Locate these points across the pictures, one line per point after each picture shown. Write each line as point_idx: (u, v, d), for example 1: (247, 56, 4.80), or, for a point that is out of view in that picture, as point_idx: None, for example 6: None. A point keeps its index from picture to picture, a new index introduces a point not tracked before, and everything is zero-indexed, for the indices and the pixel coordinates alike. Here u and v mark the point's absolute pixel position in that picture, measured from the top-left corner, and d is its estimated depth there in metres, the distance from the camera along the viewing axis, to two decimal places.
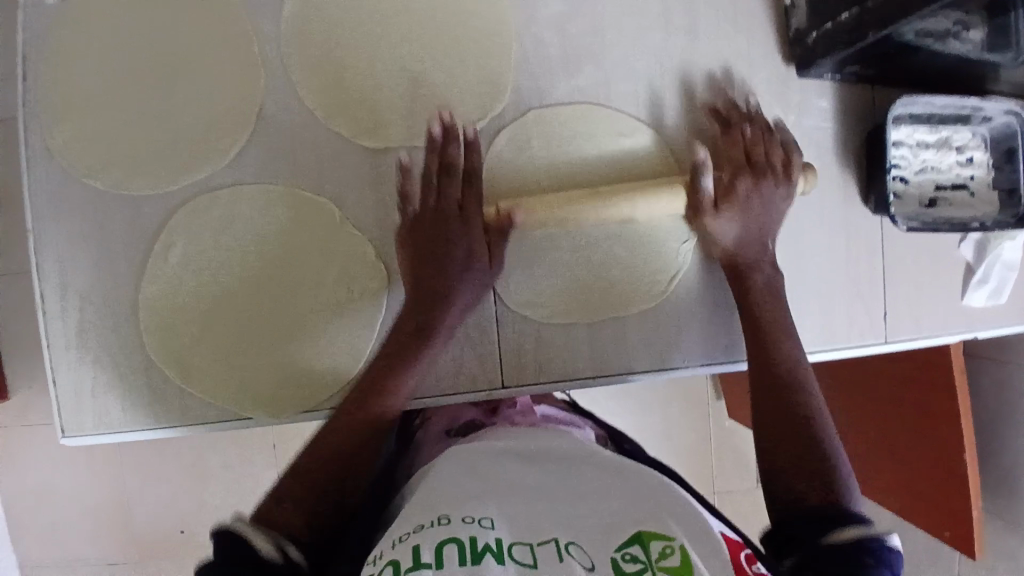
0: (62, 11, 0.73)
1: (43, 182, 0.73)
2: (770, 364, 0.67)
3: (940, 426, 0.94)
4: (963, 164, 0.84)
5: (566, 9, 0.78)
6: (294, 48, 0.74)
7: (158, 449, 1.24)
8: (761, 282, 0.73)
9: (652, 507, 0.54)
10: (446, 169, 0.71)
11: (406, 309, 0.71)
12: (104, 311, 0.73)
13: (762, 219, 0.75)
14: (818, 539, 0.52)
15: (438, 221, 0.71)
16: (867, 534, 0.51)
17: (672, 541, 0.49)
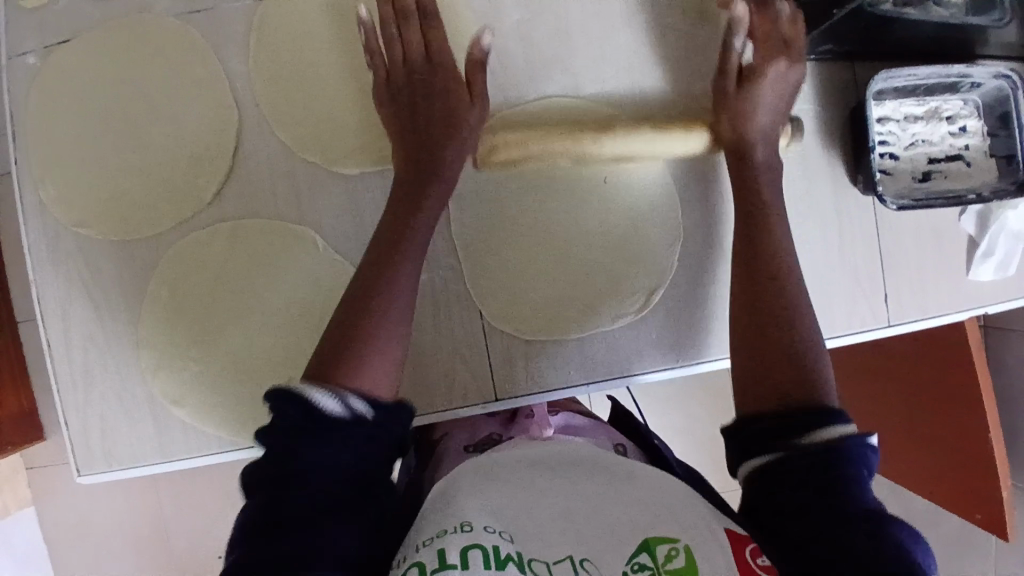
0: (43, 70, 0.77)
1: (40, 235, 0.76)
2: (753, 252, 0.67)
3: (962, 409, 0.90)
4: (956, 134, 0.80)
5: (528, 19, 0.78)
6: (264, 85, 0.76)
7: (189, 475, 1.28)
8: (780, 237, 0.68)
9: (663, 508, 0.54)
10: (426, 70, 0.71)
11: (397, 143, 0.71)
12: (107, 355, 0.76)
13: (783, 96, 0.73)
14: (797, 441, 0.53)
15: (425, 114, 0.70)
16: (844, 434, 0.52)
17: (678, 542, 0.51)
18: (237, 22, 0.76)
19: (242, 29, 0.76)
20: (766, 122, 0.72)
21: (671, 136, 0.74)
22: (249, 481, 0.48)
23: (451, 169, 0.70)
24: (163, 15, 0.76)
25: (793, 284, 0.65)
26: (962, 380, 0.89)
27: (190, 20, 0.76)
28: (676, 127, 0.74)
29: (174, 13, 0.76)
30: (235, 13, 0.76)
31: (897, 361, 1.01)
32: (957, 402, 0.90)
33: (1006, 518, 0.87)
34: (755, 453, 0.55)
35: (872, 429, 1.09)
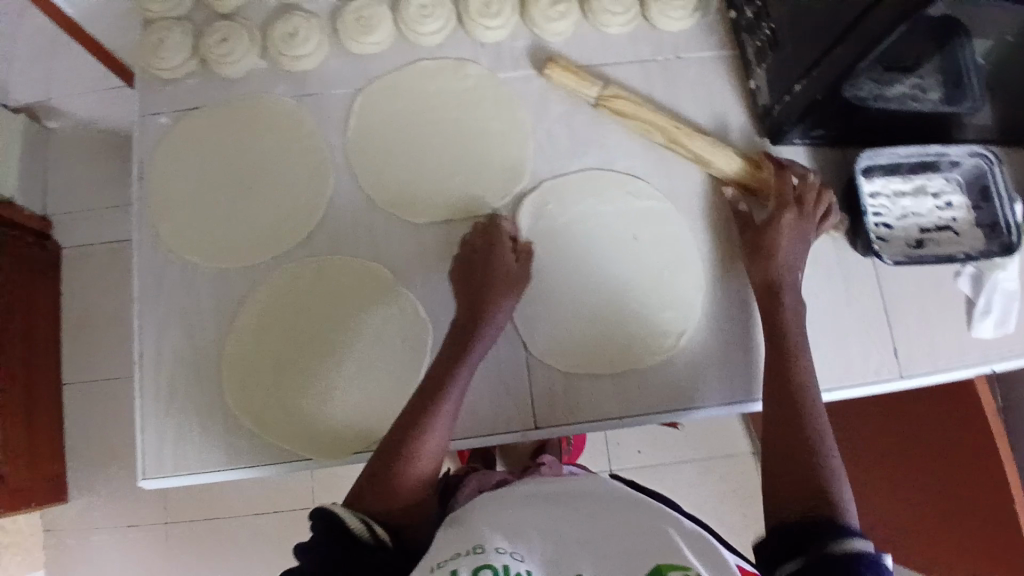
0: (176, 133, 0.94)
1: (151, 263, 0.89)
2: (779, 378, 0.76)
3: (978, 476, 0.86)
4: (942, 208, 0.92)
5: (570, 109, 0.96)
6: (356, 151, 0.93)
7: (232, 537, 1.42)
8: (802, 368, 0.76)
9: (671, 539, 0.59)
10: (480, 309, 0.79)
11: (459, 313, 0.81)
12: (190, 369, 0.86)
13: (799, 245, 0.84)
14: (828, 547, 0.57)
15: (479, 275, 0.82)
16: (865, 549, 0.56)
17: (689, 571, 0.55)
18: (339, 104, 0.95)
19: (343, 109, 0.95)
20: (787, 258, 0.83)
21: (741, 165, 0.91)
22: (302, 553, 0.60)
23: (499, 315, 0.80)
24: (280, 97, 0.95)
25: (825, 440, 0.70)
26: (975, 441, 0.87)
27: (302, 101, 0.95)
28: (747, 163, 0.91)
29: (289, 95, 0.95)
30: (338, 97, 0.95)
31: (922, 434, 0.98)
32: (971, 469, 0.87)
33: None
34: (791, 561, 0.59)
35: (891, 511, 1.05)
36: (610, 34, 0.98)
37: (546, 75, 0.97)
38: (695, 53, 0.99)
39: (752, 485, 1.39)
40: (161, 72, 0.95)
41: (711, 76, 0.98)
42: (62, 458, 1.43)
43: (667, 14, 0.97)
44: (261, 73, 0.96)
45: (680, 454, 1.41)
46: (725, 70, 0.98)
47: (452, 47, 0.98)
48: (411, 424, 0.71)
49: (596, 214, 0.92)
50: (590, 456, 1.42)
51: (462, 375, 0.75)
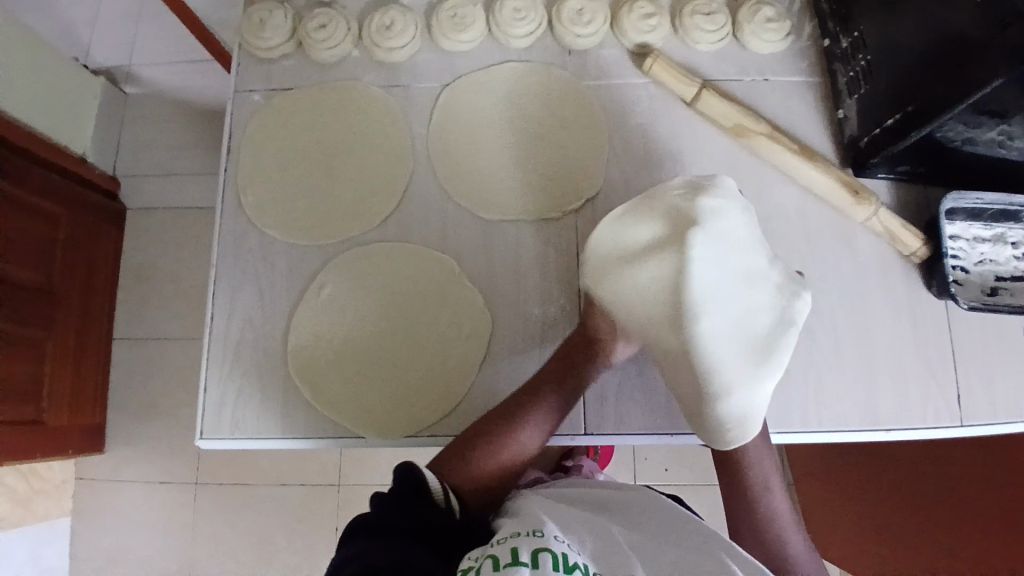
0: (268, 109, 0.98)
1: (230, 230, 0.93)
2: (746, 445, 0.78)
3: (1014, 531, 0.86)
4: (1022, 257, 0.90)
5: (650, 122, 0.97)
6: (438, 142, 0.95)
7: (260, 505, 1.46)
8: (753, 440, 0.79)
9: (725, 564, 0.59)
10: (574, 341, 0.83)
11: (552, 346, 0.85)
12: (257, 335, 0.89)
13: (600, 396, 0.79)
14: None
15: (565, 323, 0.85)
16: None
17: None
18: (426, 96, 0.97)
19: (429, 102, 0.97)
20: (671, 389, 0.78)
21: (833, 182, 0.90)
22: (381, 498, 0.64)
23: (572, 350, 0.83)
24: (369, 84, 0.98)
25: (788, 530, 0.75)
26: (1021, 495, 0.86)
27: (390, 90, 0.98)
28: (841, 180, 0.90)
29: (378, 83, 0.98)
30: (426, 89, 0.98)
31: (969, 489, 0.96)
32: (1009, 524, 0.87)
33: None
34: None
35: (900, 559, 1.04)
36: (698, 52, 0.99)
37: (629, 86, 0.98)
38: (781, 78, 0.99)
39: None
40: (260, 51, 0.99)
41: (796, 102, 0.98)
42: (102, 409, 1.49)
43: (759, 35, 0.97)
44: (354, 60, 1.00)
45: (709, 479, 1.40)
46: (811, 97, 0.98)
47: (540, 52, 1.00)
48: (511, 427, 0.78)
49: None
50: (617, 469, 1.42)
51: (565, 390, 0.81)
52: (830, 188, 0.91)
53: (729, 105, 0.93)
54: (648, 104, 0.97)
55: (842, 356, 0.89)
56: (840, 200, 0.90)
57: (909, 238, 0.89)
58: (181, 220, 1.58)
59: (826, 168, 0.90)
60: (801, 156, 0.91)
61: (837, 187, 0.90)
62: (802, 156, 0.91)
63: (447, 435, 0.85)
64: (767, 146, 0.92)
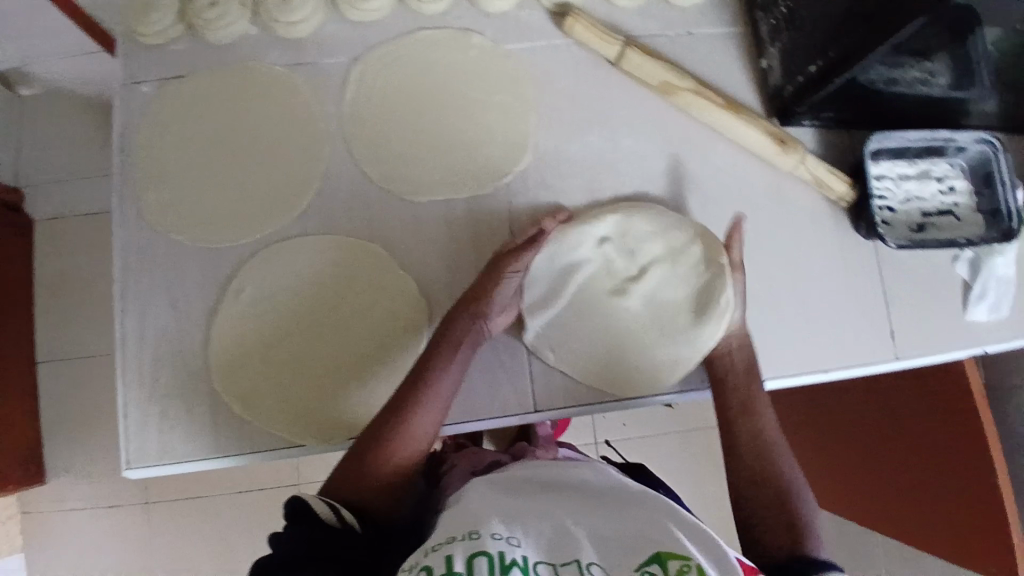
0: (159, 101, 0.89)
1: (133, 239, 0.86)
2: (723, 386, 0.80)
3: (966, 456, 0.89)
4: (946, 192, 0.92)
5: (576, 84, 0.93)
6: (352, 124, 0.89)
7: (217, 517, 1.41)
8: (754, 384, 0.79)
9: (670, 533, 0.60)
10: (471, 303, 0.79)
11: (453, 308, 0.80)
12: (177, 350, 0.83)
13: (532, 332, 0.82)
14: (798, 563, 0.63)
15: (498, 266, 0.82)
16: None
17: (689, 560, 0.55)
18: (335, 74, 0.90)
19: (338, 80, 0.90)
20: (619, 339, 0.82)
21: (760, 133, 0.89)
22: (274, 540, 0.60)
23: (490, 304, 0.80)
24: (270, 64, 0.90)
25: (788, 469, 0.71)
26: (968, 419, 0.89)
27: (295, 70, 0.90)
28: (768, 131, 0.89)
29: (280, 63, 0.90)
30: (334, 66, 0.90)
31: (910, 412, 1.02)
32: (962, 449, 0.90)
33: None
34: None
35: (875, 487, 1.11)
36: (620, 6, 0.95)
37: (551, 48, 0.93)
38: (706, 29, 0.96)
39: None
40: (145, 37, 0.89)
41: (721, 53, 0.95)
42: (38, 439, 1.39)
43: None
44: (251, 38, 0.91)
45: (668, 433, 1.43)
46: (735, 46, 0.96)
47: (455, 16, 0.93)
48: (404, 411, 0.71)
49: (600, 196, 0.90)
50: (579, 435, 1.42)
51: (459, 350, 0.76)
52: (757, 140, 0.90)
53: (654, 63, 0.90)
54: (573, 65, 0.93)
55: (778, 306, 0.89)
56: (767, 151, 0.90)
57: (836, 183, 0.89)
58: (92, 227, 1.45)
59: (752, 120, 0.89)
60: (729, 111, 0.89)
61: (762, 142, 0.89)
62: (729, 111, 0.89)
63: None
64: (694, 103, 0.90)
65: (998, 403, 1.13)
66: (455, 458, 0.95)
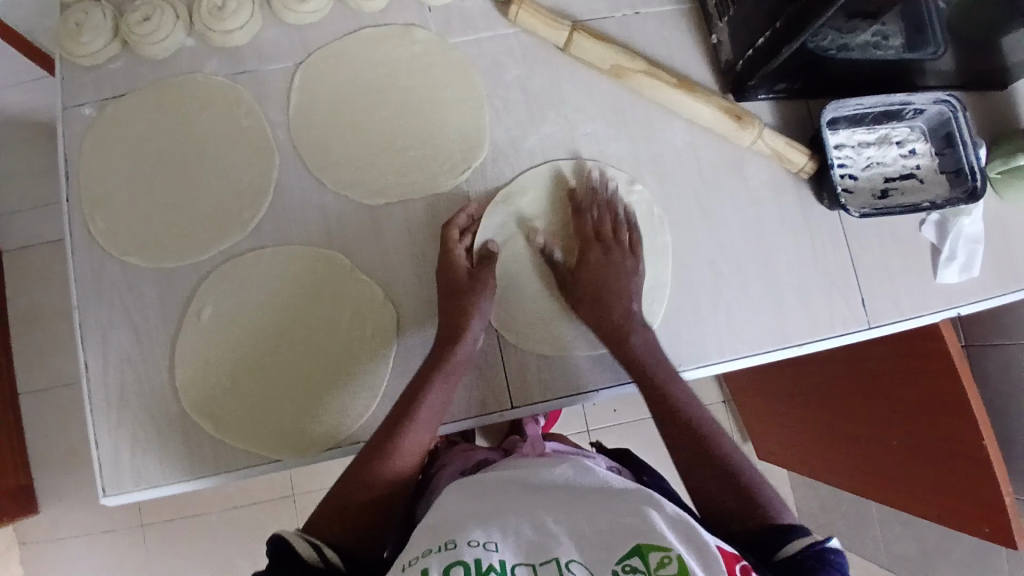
0: (102, 122, 0.87)
1: (87, 265, 0.84)
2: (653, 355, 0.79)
3: (955, 422, 0.91)
4: (906, 156, 0.92)
5: (526, 73, 0.91)
6: (301, 130, 0.87)
7: (214, 535, 1.40)
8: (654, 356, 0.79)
9: (652, 523, 0.59)
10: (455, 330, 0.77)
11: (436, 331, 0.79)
12: (142, 373, 0.81)
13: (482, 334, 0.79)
14: (775, 553, 0.64)
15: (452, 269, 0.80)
16: (811, 541, 0.63)
17: (669, 551, 0.55)
18: (279, 80, 0.88)
19: (282, 86, 0.88)
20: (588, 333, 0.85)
21: (715, 111, 0.88)
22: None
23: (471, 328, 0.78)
24: (212, 76, 0.88)
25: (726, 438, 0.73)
26: (953, 387, 0.90)
27: (237, 80, 0.88)
28: (724, 108, 0.88)
29: (222, 74, 0.88)
30: (277, 73, 0.88)
31: (888, 376, 1.04)
32: (950, 416, 0.92)
33: (1013, 523, 0.86)
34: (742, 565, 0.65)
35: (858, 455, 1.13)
36: None
37: (499, 37, 0.92)
38: (653, 8, 0.95)
39: None
40: (81, 58, 0.87)
41: (671, 30, 0.94)
42: (27, 471, 1.37)
43: None
44: (190, 51, 0.89)
45: None
46: (685, 23, 0.95)
47: (398, 12, 0.92)
48: (385, 452, 0.71)
49: (560, 183, 0.88)
50: (569, 425, 1.42)
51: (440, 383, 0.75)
52: (714, 118, 0.89)
53: (603, 46, 0.88)
54: (522, 53, 0.92)
55: (748, 283, 0.88)
56: (722, 129, 0.89)
57: (797, 155, 0.88)
58: (56, 255, 1.42)
59: (708, 97, 0.88)
60: (682, 89, 0.88)
61: (719, 119, 0.88)
62: (682, 89, 0.88)
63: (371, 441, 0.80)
64: (647, 84, 0.89)
65: (980, 360, 1.13)
66: (440, 458, 0.95)
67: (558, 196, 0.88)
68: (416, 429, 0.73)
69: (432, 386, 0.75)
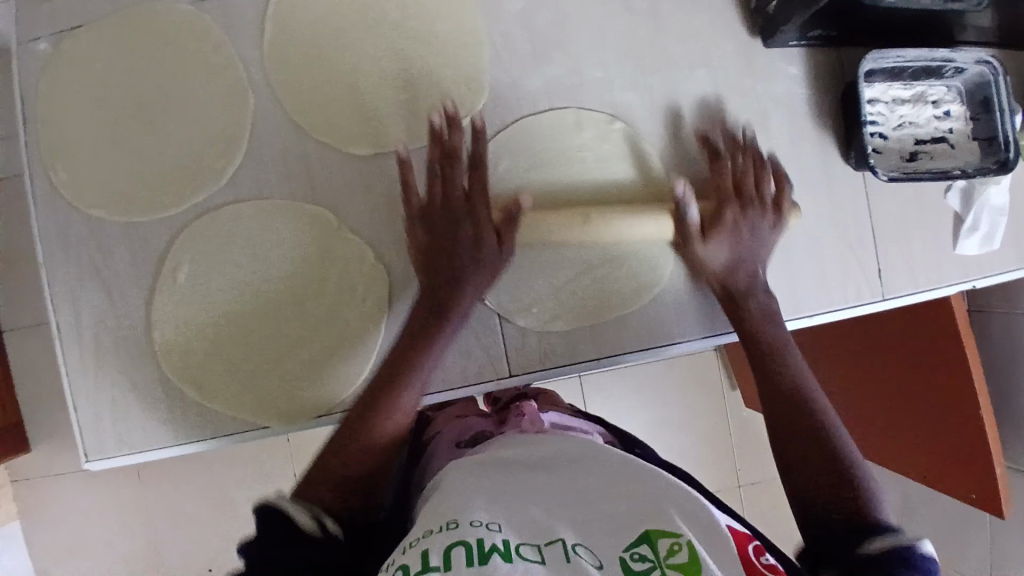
0: (57, 57, 0.78)
1: (51, 219, 0.77)
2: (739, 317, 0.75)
3: (954, 389, 0.90)
4: (940, 117, 0.85)
5: (530, 9, 0.82)
6: (279, 68, 0.78)
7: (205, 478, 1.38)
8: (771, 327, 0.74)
9: (663, 511, 0.57)
10: (446, 236, 0.73)
11: (419, 267, 0.73)
12: (118, 337, 0.77)
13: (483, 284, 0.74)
14: (854, 548, 0.53)
15: (449, 188, 0.73)
16: (899, 544, 0.52)
17: (678, 538, 0.53)
18: (251, 10, 0.78)
19: (256, 16, 0.78)
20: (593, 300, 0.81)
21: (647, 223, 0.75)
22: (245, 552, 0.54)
23: (470, 269, 0.73)
24: (178, 4, 0.78)
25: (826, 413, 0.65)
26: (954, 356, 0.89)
27: (205, 9, 0.78)
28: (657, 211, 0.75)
29: (189, 1, 0.78)
30: (249, 1, 0.78)
31: (891, 346, 1.00)
32: (949, 383, 0.91)
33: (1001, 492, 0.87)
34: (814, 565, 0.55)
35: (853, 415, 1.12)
36: None
37: None
38: None
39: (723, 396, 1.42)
40: None
41: None
42: (16, 410, 1.33)
43: None
44: None
45: (652, 369, 1.41)
46: None
47: None
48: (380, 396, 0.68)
49: (564, 136, 0.81)
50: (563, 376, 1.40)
51: (443, 338, 0.72)
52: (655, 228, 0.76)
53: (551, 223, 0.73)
54: None
55: None
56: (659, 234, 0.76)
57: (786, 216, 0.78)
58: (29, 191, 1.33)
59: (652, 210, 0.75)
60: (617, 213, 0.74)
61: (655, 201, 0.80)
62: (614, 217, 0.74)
63: None
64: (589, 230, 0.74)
65: (983, 327, 1.11)
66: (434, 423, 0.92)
67: (559, 149, 0.81)
68: (411, 389, 0.69)
69: (434, 330, 0.71)
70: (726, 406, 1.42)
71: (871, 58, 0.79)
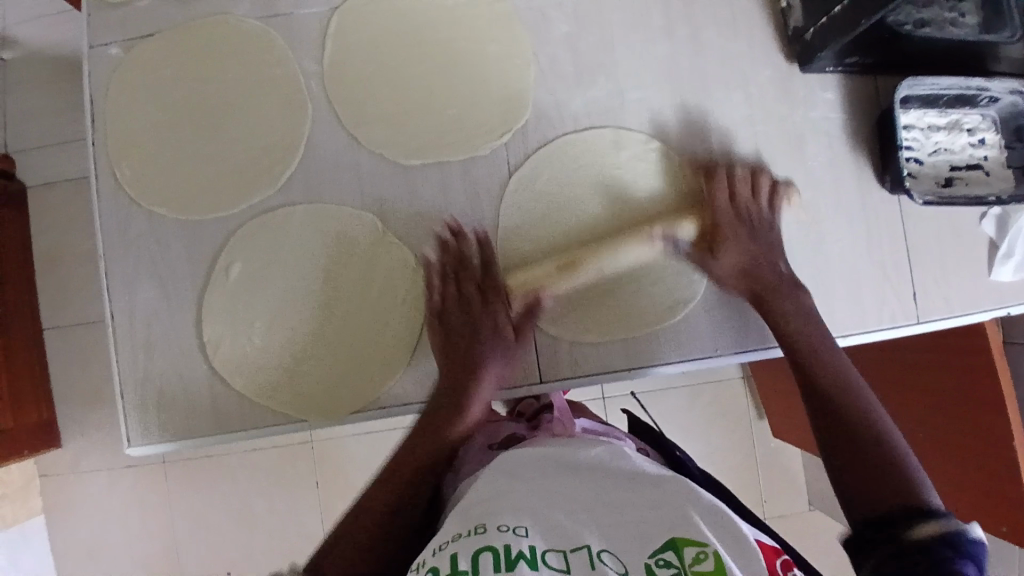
0: (129, 64, 0.83)
1: (113, 215, 0.81)
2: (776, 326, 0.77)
3: (985, 419, 0.88)
4: (975, 145, 0.86)
5: (575, 31, 0.85)
6: (335, 81, 0.82)
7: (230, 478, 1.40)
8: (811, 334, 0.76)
9: (692, 520, 0.57)
10: (466, 344, 0.78)
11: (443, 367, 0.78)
12: (168, 329, 0.80)
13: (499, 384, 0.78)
14: (905, 535, 0.57)
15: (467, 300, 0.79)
16: (951, 529, 0.56)
17: (705, 546, 0.52)
18: (312, 26, 0.83)
19: (316, 32, 0.83)
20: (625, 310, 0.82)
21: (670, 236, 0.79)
22: None
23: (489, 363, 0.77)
24: (244, 19, 0.83)
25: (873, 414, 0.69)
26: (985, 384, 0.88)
27: (269, 24, 0.83)
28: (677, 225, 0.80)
29: (255, 17, 0.83)
30: (311, 17, 0.83)
31: (921, 372, 1.00)
32: (978, 412, 0.89)
33: None
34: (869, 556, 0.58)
35: None
36: None
37: None
38: None
39: (748, 420, 1.41)
40: None
41: None
42: (51, 404, 1.37)
43: None
44: None
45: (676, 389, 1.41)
46: None
47: None
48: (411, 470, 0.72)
49: (602, 151, 0.84)
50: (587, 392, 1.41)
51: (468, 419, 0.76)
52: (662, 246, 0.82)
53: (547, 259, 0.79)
54: (572, 9, 0.86)
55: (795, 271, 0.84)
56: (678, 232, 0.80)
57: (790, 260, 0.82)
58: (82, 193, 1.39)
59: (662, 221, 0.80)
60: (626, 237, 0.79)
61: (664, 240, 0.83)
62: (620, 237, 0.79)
63: (396, 408, 0.79)
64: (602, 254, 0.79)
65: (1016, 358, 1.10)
66: None
67: (596, 163, 0.83)
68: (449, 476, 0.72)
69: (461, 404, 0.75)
70: (751, 430, 1.41)
71: (908, 84, 0.81)
